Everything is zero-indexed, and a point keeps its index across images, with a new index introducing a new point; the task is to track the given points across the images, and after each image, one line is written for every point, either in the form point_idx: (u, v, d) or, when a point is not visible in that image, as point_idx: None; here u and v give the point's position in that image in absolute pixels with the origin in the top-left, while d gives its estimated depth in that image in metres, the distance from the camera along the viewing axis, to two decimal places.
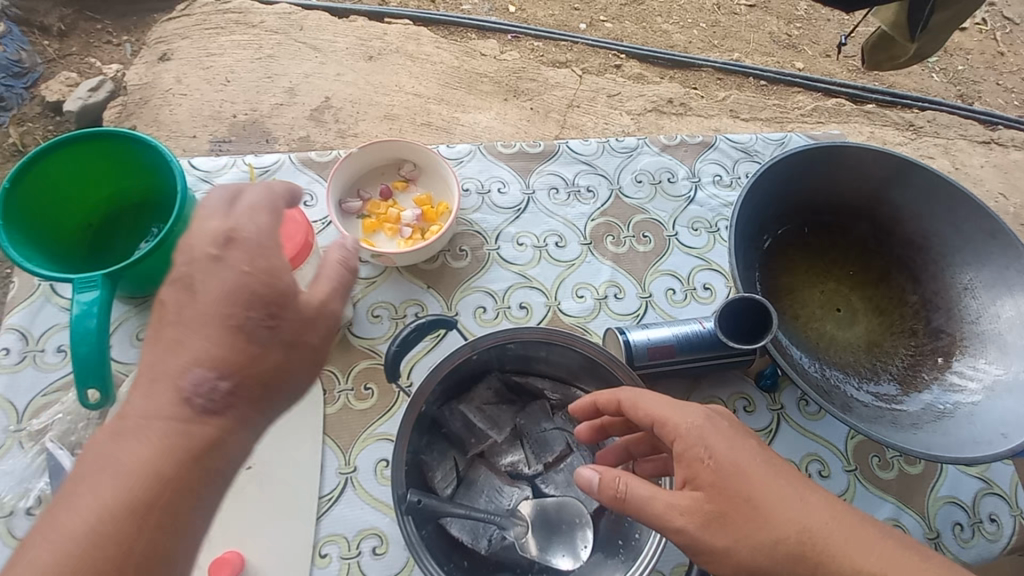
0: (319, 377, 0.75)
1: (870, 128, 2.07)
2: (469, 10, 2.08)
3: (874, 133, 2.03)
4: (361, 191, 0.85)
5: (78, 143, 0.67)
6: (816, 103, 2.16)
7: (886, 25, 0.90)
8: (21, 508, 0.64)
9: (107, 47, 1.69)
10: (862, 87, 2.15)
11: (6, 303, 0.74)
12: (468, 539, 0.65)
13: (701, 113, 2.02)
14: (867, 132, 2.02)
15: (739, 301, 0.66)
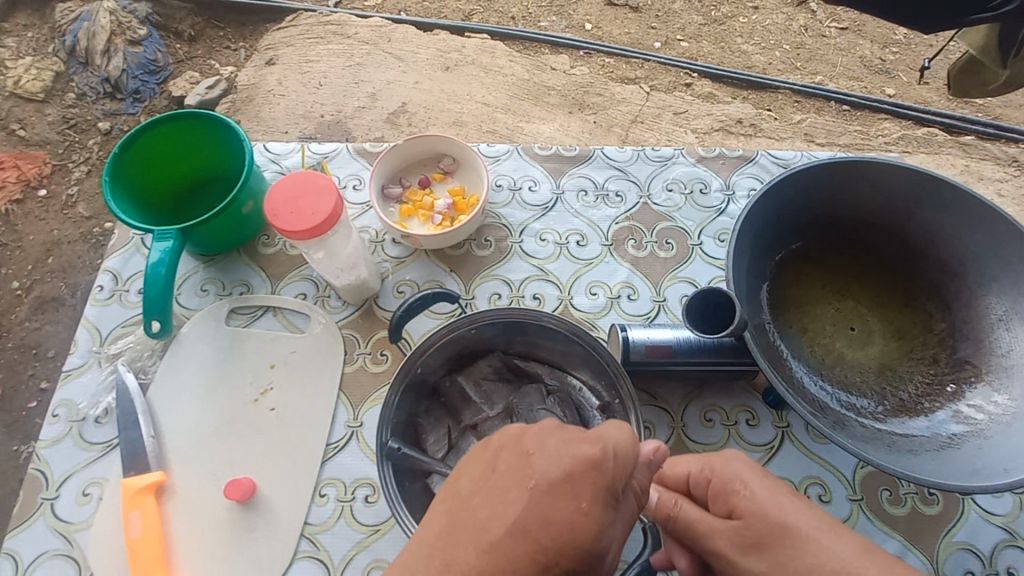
0: (343, 339, 0.83)
1: (964, 162, 1.91)
2: (546, 26, 2.15)
3: (969, 167, 1.87)
4: (402, 179, 0.93)
5: (166, 123, 0.81)
6: (903, 131, 2.02)
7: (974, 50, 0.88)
8: (92, 415, 0.77)
9: (225, 52, 1.90)
10: (961, 117, 1.99)
11: (106, 249, 0.89)
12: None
13: (772, 135, 1.97)
14: (961, 165, 1.87)
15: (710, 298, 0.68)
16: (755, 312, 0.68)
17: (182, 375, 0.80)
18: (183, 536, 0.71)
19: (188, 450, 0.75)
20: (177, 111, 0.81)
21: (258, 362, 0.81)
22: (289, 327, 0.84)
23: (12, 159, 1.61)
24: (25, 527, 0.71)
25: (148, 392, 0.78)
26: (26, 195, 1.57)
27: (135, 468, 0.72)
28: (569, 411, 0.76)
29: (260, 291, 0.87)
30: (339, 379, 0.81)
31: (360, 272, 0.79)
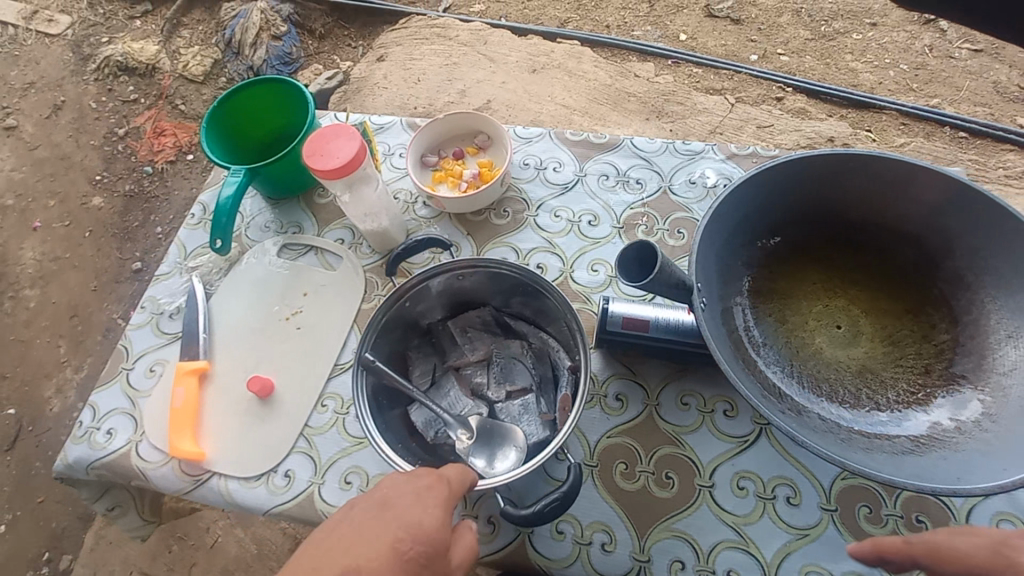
0: (365, 280, 0.96)
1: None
2: (639, 36, 2.17)
3: None
4: (440, 150, 1.05)
5: (253, 86, 0.99)
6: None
7: None
8: (167, 311, 0.96)
9: (346, 48, 2.13)
10: None
11: (204, 185, 1.10)
12: (420, 425, 0.78)
13: None
14: None
15: (638, 249, 0.65)
16: (725, 292, 0.69)
17: (237, 290, 0.97)
18: (213, 415, 0.87)
19: (229, 349, 0.92)
20: (262, 77, 0.99)
21: (295, 290, 0.96)
22: (324, 265, 0.99)
23: (172, 127, 1.97)
24: (106, 386, 0.91)
25: (210, 300, 0.96)
26: (178, 157, 1.93)
27: (189, 355, 0.90)
28: (542, 366, 0.82)
29: (309, 233, 1.02)
30: (355, 313, 0.93)
31: (383, 221, 0.93)
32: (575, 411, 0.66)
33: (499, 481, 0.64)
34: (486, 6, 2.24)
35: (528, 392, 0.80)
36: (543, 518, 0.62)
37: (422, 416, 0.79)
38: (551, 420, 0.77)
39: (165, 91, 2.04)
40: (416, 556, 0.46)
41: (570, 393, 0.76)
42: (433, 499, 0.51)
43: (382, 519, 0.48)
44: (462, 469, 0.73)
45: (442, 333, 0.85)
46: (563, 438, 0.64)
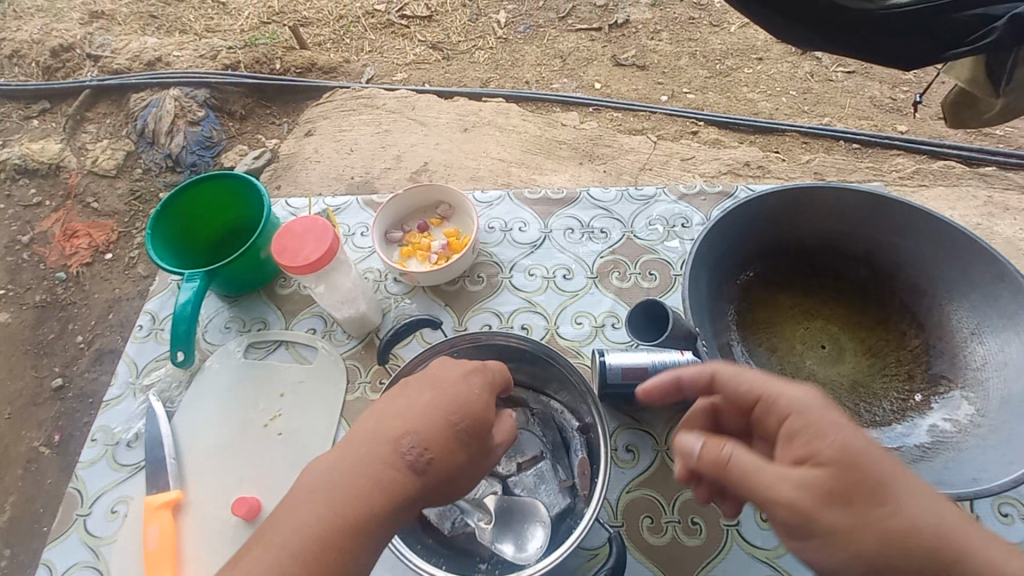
0: (346, 369, 0.91)
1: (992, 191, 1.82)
2: (558, 88, 2.30)
3: (994, 197, 1.80)
4: (403, 225, 1.03)
5: (198, 182, 0.95)
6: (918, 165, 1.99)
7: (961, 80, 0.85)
8: (124, 440, 0.87)
9: (271, 126, 2.06)
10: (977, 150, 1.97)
11: (149, 292, 1.02)
12: (434, 517, 0.71)
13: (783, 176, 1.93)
14: (984, 196, 1.80)
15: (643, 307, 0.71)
16: (719, 331, 0.72)
17: (204, 402, 0.89)
18: (194, 550, 0.77)
19: (204, 469, 0.83)
20: (208, 173, 0.95)
21: (270, 391, 0.90)
22: (299, 359, 0.93)
23: (85, 228, 1.80)
24: (59, 540, 0.80)
25: (174, 418, 0.87)
26: (95, 258, 1.75)
27: (157, 486, 0.80)
28: (550, 431, 0.80)
29: (275, 328, 0.97)
30: (340, 406, 0.88)
31: (359, 305, 0.90)
32: (602, 480, 0.65)
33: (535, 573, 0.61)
34: (409, 74, 2.30)
35: (540, 461, 0.78)
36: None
37: None
38: (571, 485, 0.75)
39: (73, 190, 1.88)
40: (462, 427, 0.55)
41: (586, 455, 0.75)
42: (470, 391, 0.57)
43: (433, 390, 0.57)
44: (487, 558, 0.70)
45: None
46: (597, 510, 0.63)
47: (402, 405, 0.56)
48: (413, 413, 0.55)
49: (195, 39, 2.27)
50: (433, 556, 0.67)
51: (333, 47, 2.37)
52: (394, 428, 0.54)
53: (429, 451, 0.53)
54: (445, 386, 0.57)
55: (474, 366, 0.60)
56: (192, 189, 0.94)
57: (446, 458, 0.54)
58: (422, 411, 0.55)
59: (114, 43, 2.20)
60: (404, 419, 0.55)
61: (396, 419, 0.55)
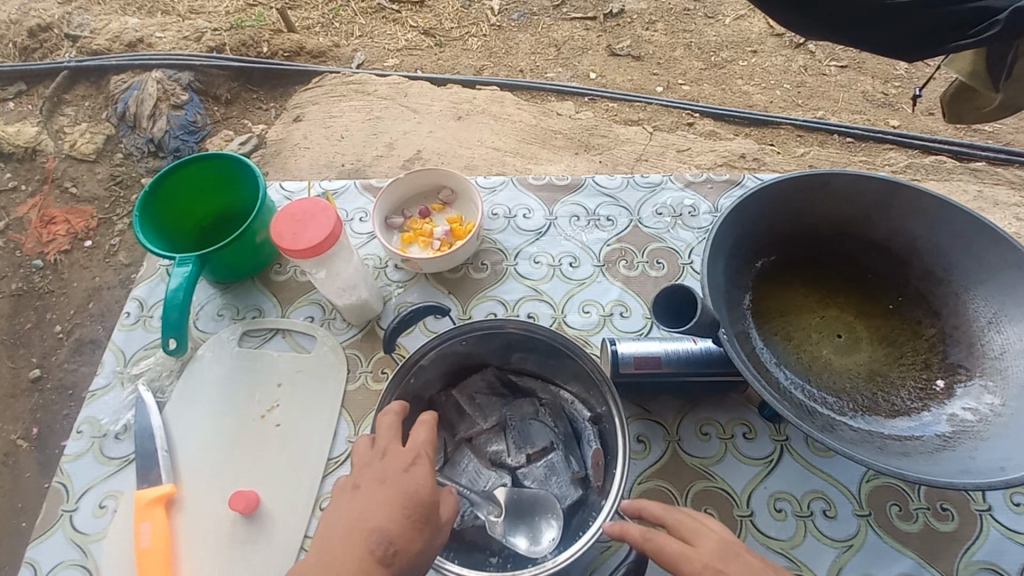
0: (346, 359, 0.88)
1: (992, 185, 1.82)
2: (553, 77, 2.25)
3: (986, 192, 1.81)
4: (404, 210, 1.00)
5: (187, 164, 0.90)
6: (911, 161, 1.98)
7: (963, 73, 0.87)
8: (112, 432, 0.83)
9: (258, 111, 1.95)
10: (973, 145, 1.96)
11: (136, 278, 0.97)
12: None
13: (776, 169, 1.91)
14: (977, 191, 1.81)
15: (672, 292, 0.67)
16: (736, 320, 0.71)
17: (196, 393, 0.85)
18: (188, 547, 0.74)
19: (198, 463, 0.79)
20: (195, 155, 0.90)
21: (267, 381, 0.86)
22: (297, 348, 0.90)
23: (63, 214, 1.67)
24: (44, 537, 0.76)
25: (164, 410, 0.83)
26: (74, 245, 1.60)
27: (147, 480, 0.77)
28: (560, 422, 0.79)
29: (271, 316, 0.93)
30: (341, 397, 0.85)
31: (361, 292, 0.87)
32: (621, 472, 0.64)
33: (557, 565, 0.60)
34: (400, 60, 2.23)
35: (550, 452, 0.76)
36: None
37: None
38: (583, 477, 0.73)
39: (50, 174, 1.74)
40: (415, 514, 0.53)
41: (599, 446, 0.73)
42: (422, 470, 0.56)
43: (377, 487, 0.54)
44: (498, 551, 0.68)
45: (447, 403, 0.79)
46: (615, 504, 0.63)
47: (356, 500, 0.54)
48: (368, 508, 0.53)
49: (178, 20, 2.18)
50: (444, 549, 0.65)
51: (322, 31, 2.30)
52: (356, 521, 0.52)
53: (393, 545, 0.51)
54: (396, 477, 0.55)
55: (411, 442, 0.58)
56: (179, 171, 0.89)
57: (409, 549, 0.52)
58: (379, 506, 0.53)
59: (93, 23, 2.09)
60: (359, 516, 0.52)
61: (354, 515, 0.52)
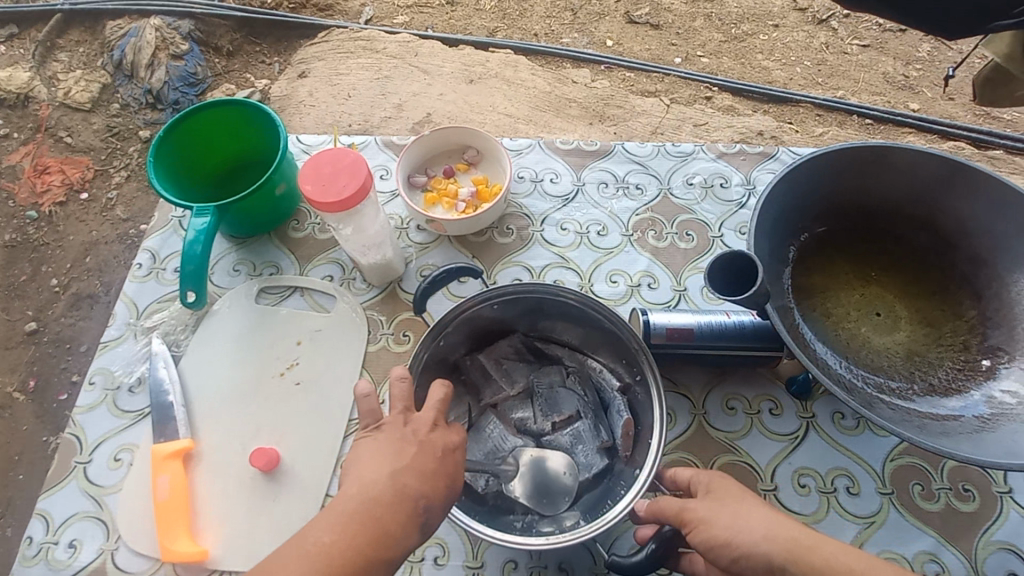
0: (367, 320, 0.86)
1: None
2: (568, 43, 1.98)
3: None
4: (428, 169, 0.96)
5: (205, 108, 0.85)
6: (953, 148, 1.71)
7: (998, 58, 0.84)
8: (126, 384, 0.81)
9: (260, 65, 1.79)
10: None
11: (147, 229, 0.94)
12: (467, 475, 0.69)
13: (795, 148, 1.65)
14: None
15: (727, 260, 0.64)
16: (779, 293, 0.69)
17: (213, 347, 0.83)
18: (208, 501, 0.73)
19: (215, 418, 0.78)
20: (219, 97, 0.86)
21: (285, 339, 0.84)
22: (315, 307, 0.87)
23: (57, 164, 1.55)
24: (57, 489, 0.75)
25: (180, 364, 0.81)
26: (70, 198, 1.51)
27: (164, 434, 0.75)
28: (589, 391, 0.77)
29: (289, 273, 0.90)
30: (362, 358, 0.83)
31: (385, 252, 0.84)
32: (655, 444, 0.64)
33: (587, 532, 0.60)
34: (411, 17, 1.97)
35: (577, 421, 0.75)
36: (655, 561, 0.59)
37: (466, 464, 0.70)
38: (610, 446, 0.72)
39: (43, 122, 1.60)
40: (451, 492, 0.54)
41: (631, 417, 0.72)
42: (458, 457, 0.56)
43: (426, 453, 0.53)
44: (521, 518, 0.67)
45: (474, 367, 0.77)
46: (650, 475, 0.62)
47: (400, 459, 0.52)
48: (417, 472, 0.52)
49: None
50: (473, 512, 0.64)
51: None
52: (398, 480, 0.51)
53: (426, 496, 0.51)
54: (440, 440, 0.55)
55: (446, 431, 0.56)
56: (201, 112, 0.85)
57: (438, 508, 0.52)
58: (423, 467, 0.52)
59: None
60: (405, 480, 0.51)
61: (398, 473, 0.51)
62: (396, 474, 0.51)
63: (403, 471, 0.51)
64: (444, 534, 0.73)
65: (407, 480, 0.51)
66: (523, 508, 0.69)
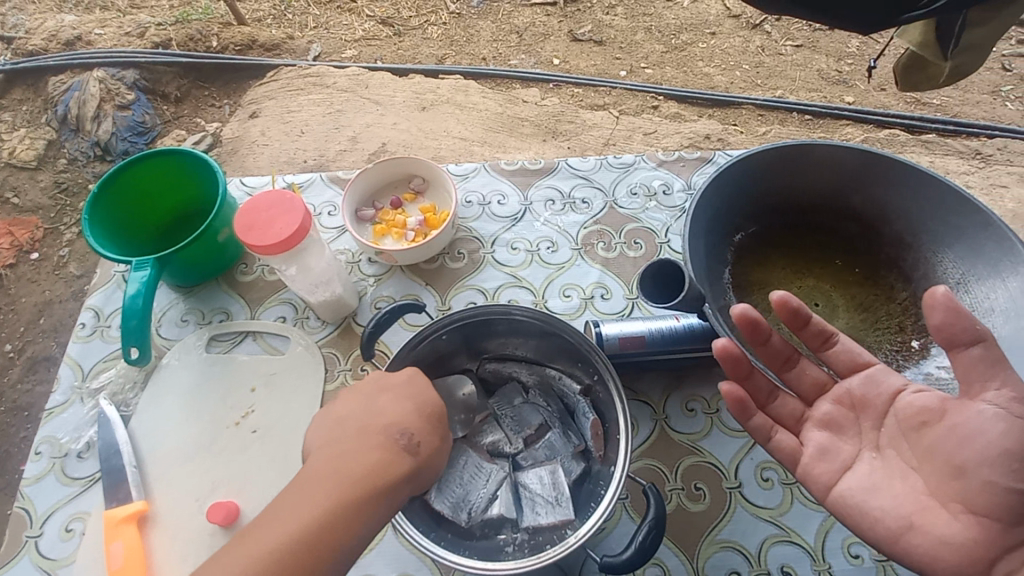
0: (324, 358, 0.85)
1: (974, 142, 1.71)
2: (516, 64, 1.98)
3: (991, 156, 1.65)
4: (376, 202, 0.97)
5: (146, 159, 0.86)
6: (901, 134, 1.74)
7: (913, 46, 0.79)
8: (74, 451, 0.78)
9: (210, 109, 1.75)
10: (968, 115, 1.83)
11: (89, 288, 0.92)
12: (449, 510, 0.68)
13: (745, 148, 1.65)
14: (981, 156, 1.66)
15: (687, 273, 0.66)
16: (718, 294, 0.73)
17: (164, 404, 0.80)
18: (165, 565, 0.70)
19: (170, 479, 0.75)
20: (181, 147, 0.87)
21: (240, 386, 0.82)
22: (269, 350, 0.86)
23: (4, 226, 1.49)
24: (7, 567, 0.72)
25: (130, 424, 0.79)
26: (20, 258, 1.46)
27: (116, 499, 0.72)
28: (552, 400, 0.78)
29: (239, 317, 0.89)
30: (320, 396, 0.82)
31: (334, 288, 0.84)
32: (623, 441, 0.64)
33: (579, 542, 0.59)
34: (359, 51, 1.97)
35: (547, 432, 0.76)
36: (645, 553, 0.58)
37: (445, 501, 0.68)
38: (584, 450, 0.73)
39: None
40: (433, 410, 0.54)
41: (596, 417, 0.72)
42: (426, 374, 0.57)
43: (385, 392, 0.55)
44: (511, 541, 0.66)
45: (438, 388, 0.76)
46: (619, 488, 0.61)
47: (369, 418, 0.53)
48: (382, 414, 0.53)
49: (119, 15, 1.93)
50: (460, 549, 0.62)
51: (275, 24, 2.03)
52: (374, 423, 0.52)
53: (417, 438, 0.52)
54: (422, 390, 0.55)
55: (406, 380, 0.56)
56: (158, 158, 0.86)
57: (433, 448, 0.53)
58: (385, 404, 0.54)
59: (28, 22, 1.86)
60: (380, 423, 0.52)
61: (381, 412, 0.53)
62: (359, 424, 0.52)
63: (376, 414, 0.53)
64: (417, 571, 0.73)
65: (380, 417, 0.53)
66: (511, 529, 0.68)
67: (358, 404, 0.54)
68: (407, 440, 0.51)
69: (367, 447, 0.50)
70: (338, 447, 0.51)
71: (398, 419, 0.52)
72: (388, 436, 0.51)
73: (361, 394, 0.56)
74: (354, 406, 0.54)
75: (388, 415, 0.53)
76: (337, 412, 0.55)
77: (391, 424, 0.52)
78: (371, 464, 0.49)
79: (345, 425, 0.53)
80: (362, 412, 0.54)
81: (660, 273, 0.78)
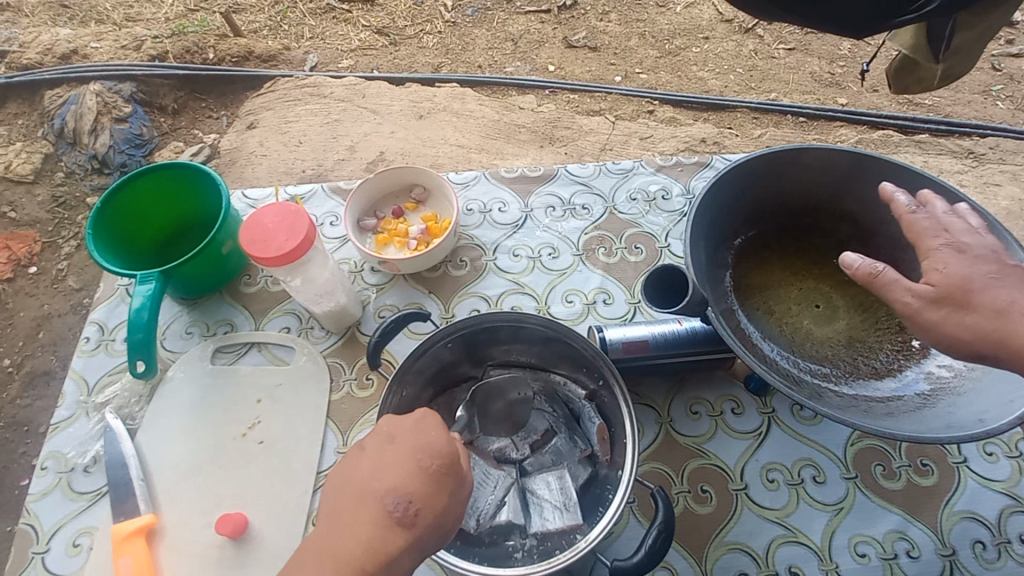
0: (329, 368, 0.85)
1: (967, 141, 1.72)
2: (512, 72, 1.99)
3: (983, 156, 1.67)
4: (376, 212, 0.97)
5: (153, 172, 0.86)
6: (895, 135, 1.75)
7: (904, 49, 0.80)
8: (80, 465, 0.78)
9: (208, 120, 1.76)
10: (959, 115, 1.85)
11: (93, 302, 0.92)
12: None
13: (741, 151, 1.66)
14: (973, 155, 1.68)
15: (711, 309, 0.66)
16: (721, 298, 0.74)
17: (170, 418, 0.80)
18: None
19: (177, 494, 0.75)
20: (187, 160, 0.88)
21: (246, 399, 0.82)
22: (275, 361, 0.86)
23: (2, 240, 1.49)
24: None
25: (137, 438, 0.79)
26: (18, 273, 1.45)
27: (123, 514, 0.72)
28: (557, 406, 0.79)
29: (244, 329, 0.89)
30: (325, 407, 0.82)
31: (339, 298, 0.85)
32: (630, 445, 0.65)
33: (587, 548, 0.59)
34: (355, 60, 1.99)
35: (553, 438, 0.77)
36: (654, 557, 0.58)
37: None
38: (590, 455, 0.74)
39: None
40: (436, 468, 0.48)
41: (602, 421, 0.73)
42: (432, 423, 0.52)
43: (386, 449, 0.50)
44: (519, 548, 0.66)
45: (479, 390, 0.77)
46: (626, 493, 0.61)
47: (364, 483, 0.50)
48: (376, 480, 0.49)
49: (115, 28, 1.94)
50: (469, 556, 0.63)
51: (271, 35, 2.05)
52: (367, 488, 0.49)
53: (415, 507, 0.47)
54: (422, 442, 0.50)
55: (409, 434, 0.51)
56: (165, 171, 0.87)
57: (437, 513, 0.48)
58: (382, 466, 0.50)
59: (22, 36, 1.86)
60: (373, 490, 0.49)
61: (376, 475, 0.49)
62: (353, 489, 0.50)
63: (371, 476, 0.50)
64: None
65: (373, 482, 0.49)
66: (520, 536, 0.68)
67: (358, 463, 0.51)
68: (402, 511, 0.47)
69: (360, 522, 0.48)
70: (331, 524, 0.49)
71: (393, 485, 0.48)
72: (382, 507, 0.48)
73: (365, 451, 0.52)
74: (352, 467, 0.51)
75: (381, 480, 0.49)
76: (338, 473, 0.52)
77: (385, 491, 0.48)
78: (364, 542, 0.47)
79: (342, 491, 0.51)
80: (359, 474, 0.51)
81: (661, 280, 0.78)
